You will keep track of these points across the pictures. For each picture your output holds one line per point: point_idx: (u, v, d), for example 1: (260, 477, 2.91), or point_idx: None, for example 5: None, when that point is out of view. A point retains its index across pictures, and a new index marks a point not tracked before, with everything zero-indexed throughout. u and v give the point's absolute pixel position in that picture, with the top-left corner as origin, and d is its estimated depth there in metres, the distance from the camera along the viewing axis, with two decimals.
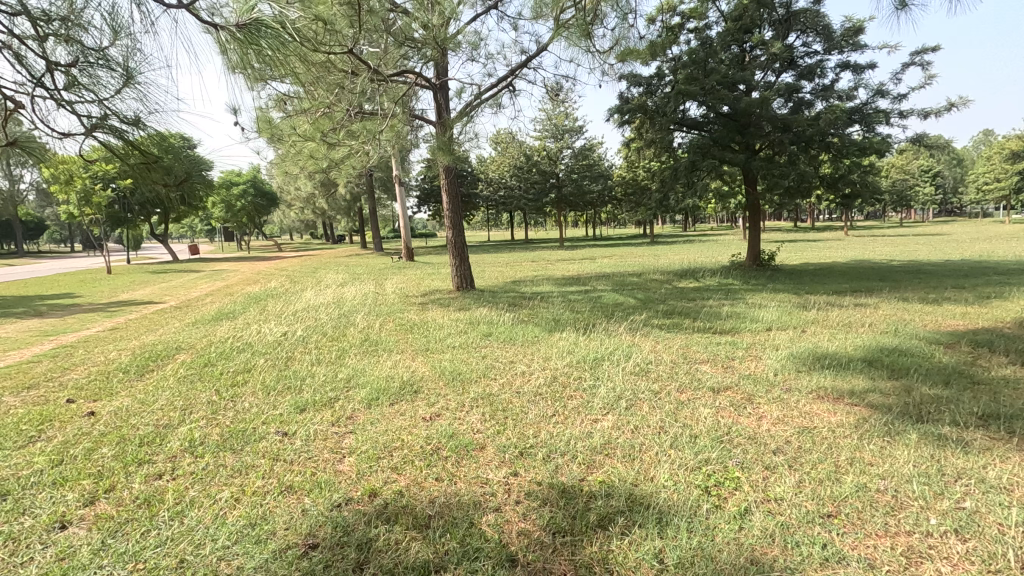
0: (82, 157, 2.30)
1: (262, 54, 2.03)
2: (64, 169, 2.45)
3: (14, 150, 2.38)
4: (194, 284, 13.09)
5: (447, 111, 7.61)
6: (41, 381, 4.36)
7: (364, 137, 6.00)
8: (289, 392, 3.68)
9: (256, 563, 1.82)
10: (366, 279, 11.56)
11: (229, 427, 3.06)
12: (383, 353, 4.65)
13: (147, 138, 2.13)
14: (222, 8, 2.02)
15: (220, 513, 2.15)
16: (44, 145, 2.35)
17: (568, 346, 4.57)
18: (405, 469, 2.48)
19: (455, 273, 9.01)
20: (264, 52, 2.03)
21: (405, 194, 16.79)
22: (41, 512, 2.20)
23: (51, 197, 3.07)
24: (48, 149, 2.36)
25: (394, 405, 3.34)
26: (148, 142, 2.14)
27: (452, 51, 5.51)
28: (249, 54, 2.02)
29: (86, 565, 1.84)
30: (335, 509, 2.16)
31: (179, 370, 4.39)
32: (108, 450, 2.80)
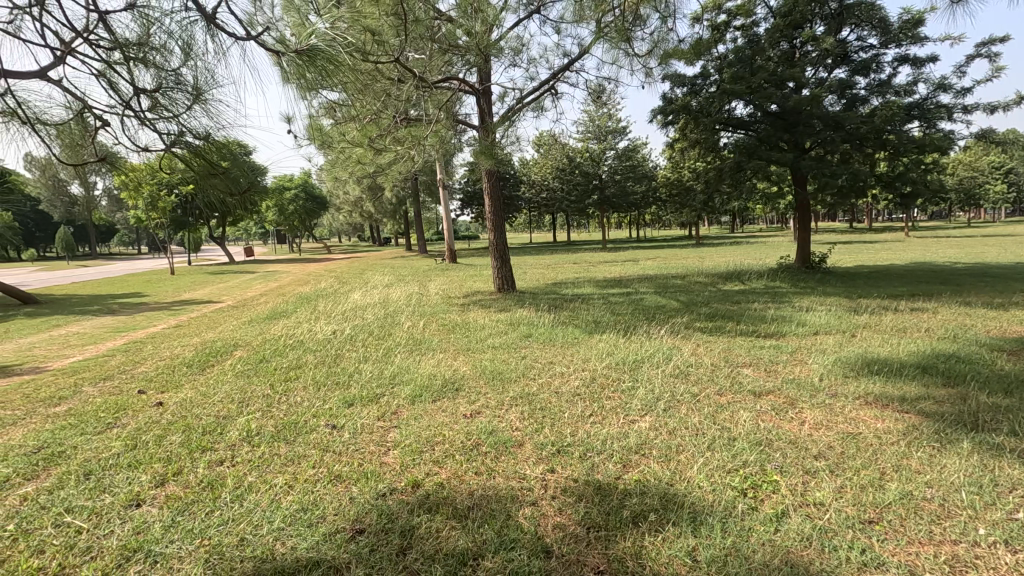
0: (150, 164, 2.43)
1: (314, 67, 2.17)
2: (134, 176, 2.62)
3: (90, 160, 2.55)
4: (250, 285, 13.74)
5: (490, 116, 7.74)
6: (114, 373, 4.73)
7: (409, 142, 6.19)
8: (338, 387, 3.87)
9: (307, 544, 1.96)
10: (411, 280, 11.86)
11: (283, 420, 3.25)
12: (426, 351, 4.80)
13: (210, 146, 2.23)
14: (276, 22, 2.16)
15: (276, 498, 2.31)
16: (118, 155, 2.51)
17: (607, 347, 4.59)
18: (446, 463, 2.58)
19: (497, 275, 9.13)
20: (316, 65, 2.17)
21: (449, 198, 17.08)
22: (119, 490, 2.42)
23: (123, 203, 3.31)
24: (121, 158, 2.53)
25: (437, 402, 3.47)
26: (211, 150, 2.23)
27: (494, 57, 5.63)
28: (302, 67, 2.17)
29: (158, 539, 2.03)
30: (381, 497, 2.29)
31: (236, 365, 4.67)
32: (175, 437, 3.04)
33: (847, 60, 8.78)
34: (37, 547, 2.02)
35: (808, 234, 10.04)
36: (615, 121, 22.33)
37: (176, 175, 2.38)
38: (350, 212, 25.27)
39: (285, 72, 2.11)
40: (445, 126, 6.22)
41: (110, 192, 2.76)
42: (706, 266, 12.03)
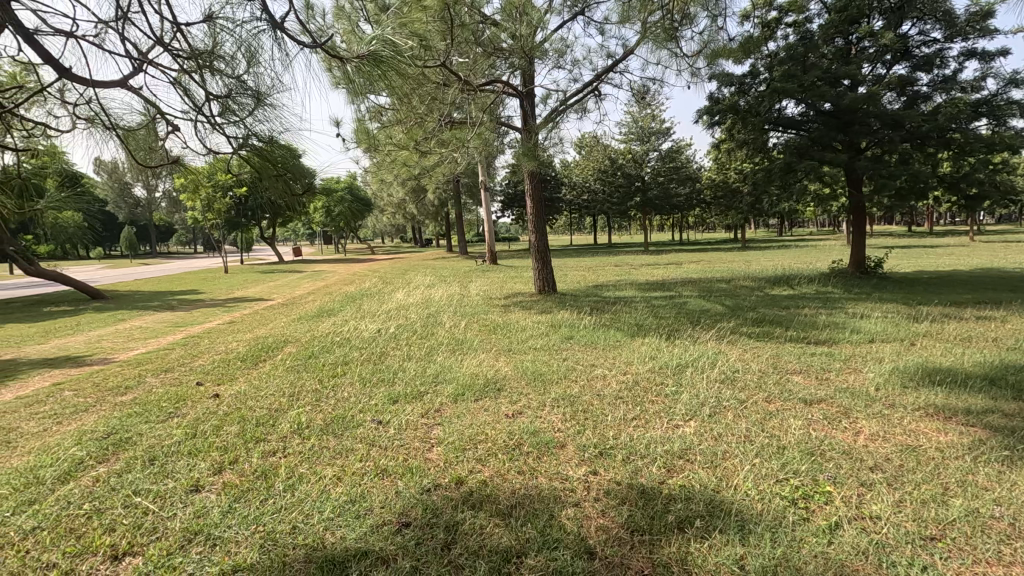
0: (206, 166, 2.49)
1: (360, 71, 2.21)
2: (193, 179, 2.71)
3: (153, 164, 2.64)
4: (298, 284, 14.24)
5: (533, 118, 7.76)
6: (175, 365, 5.00)
7: (453, 145, 6.28)
8: (383, 384, 3.97)
9: (356, 535, 2.02)
10: (452, 280, 11.99)
11: (331, 414, 3.36)
12: (468, 351, 4.86)
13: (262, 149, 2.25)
14: (328, 29, 2.20)
15: (325, 489, 2.39)
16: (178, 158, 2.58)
17: (650, 351, 4.54)
18: (489, 461, 2.61)
19: (537, 276, 9.13)
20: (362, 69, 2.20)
21: (490, 200, 17.22)
22: (180, 476, 2.56)
23: (183, 205, 3.46)
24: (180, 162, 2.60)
25: (479, 401, 3.51)
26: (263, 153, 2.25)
27: (539, 58, 5.64)
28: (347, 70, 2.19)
29: (217, 523, 2.13)
30: (426, 492, 2.33)
31: (287, 360, 4.85)
32: (231, 427, 3.19)
33: (908, 56, 8.38)
34: (108, 525, 2.15)
35: (863, 237, 9.62)
36: (659, 121, 21.94)
37: (231, 178, 2.42)
38: (393, 214, 25.78)
39: (336, 78, 2.14)
40: (489, 128, 6.27)
41: (170, 193, 2.88)
42: (752, 270, 11.70)
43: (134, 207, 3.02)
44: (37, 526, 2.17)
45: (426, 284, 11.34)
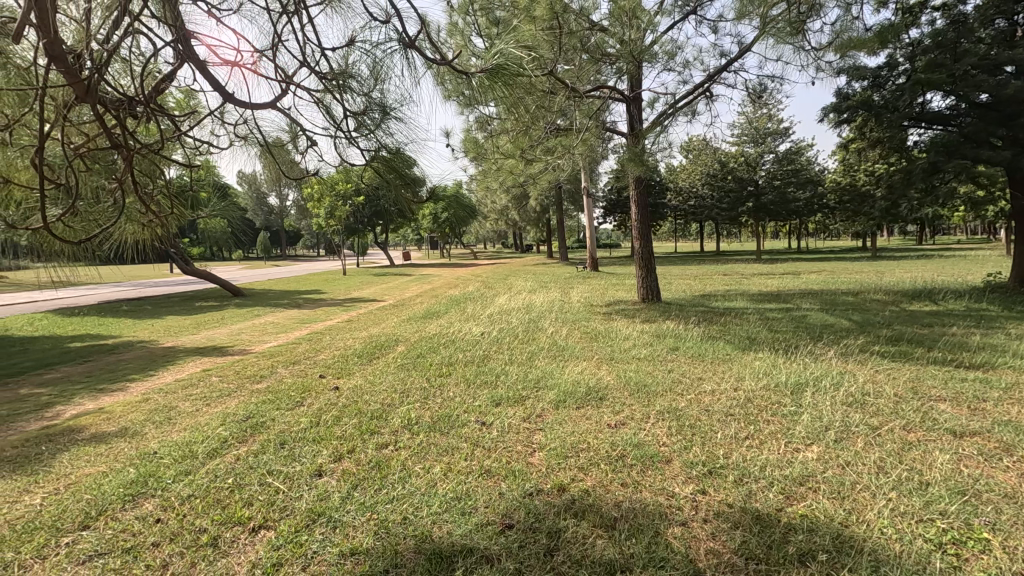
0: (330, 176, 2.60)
1: (468, 84, 2.23)
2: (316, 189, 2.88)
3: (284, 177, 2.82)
4: (407, 286, 15.05)
5: (640, 122, 7.59)
6: (302, 358, 5.50)
7: (559, 152, 6.30)
8: (486, 386, 4.07)
9: (462, 531, 2.08)
10: (553, 286, 12.05)
11: (438, 412, 3.50)
12: (569, 358, 4.85)
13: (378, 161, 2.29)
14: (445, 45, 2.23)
15: (433, 484, 2.50)
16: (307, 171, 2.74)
17: (765, 367, 4.25)
18: (591, 470, 2.58)
19: (640, 284, 8.91)
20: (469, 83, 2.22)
21: (592, 205, 17.12)
22: (306, 460, 2.80)
23: (308, 210, 3.77)
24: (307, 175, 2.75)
25: (580, 409, 3.48)
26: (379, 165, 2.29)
27: (647, 62, 5.51)
28: (459, 83, 2.22)
29: (337, 508, 2.30)
30: (528, 496, 2.36)
31: (398, 358, 5.14)
32: (349, 419, 3.43)
33: None
34: (247, 499, 2.41)
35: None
36: (777, 121, 20.47)
37: (350, 186, 2.53)
38: (496, 220, 26.43)
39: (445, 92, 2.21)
40: (594, 134, 6.21)
41: (300, 201, 3.11)
42: (885, 282, 10.56)
43: (270, 213, 3.33)
44: (192, 494, 2.48)
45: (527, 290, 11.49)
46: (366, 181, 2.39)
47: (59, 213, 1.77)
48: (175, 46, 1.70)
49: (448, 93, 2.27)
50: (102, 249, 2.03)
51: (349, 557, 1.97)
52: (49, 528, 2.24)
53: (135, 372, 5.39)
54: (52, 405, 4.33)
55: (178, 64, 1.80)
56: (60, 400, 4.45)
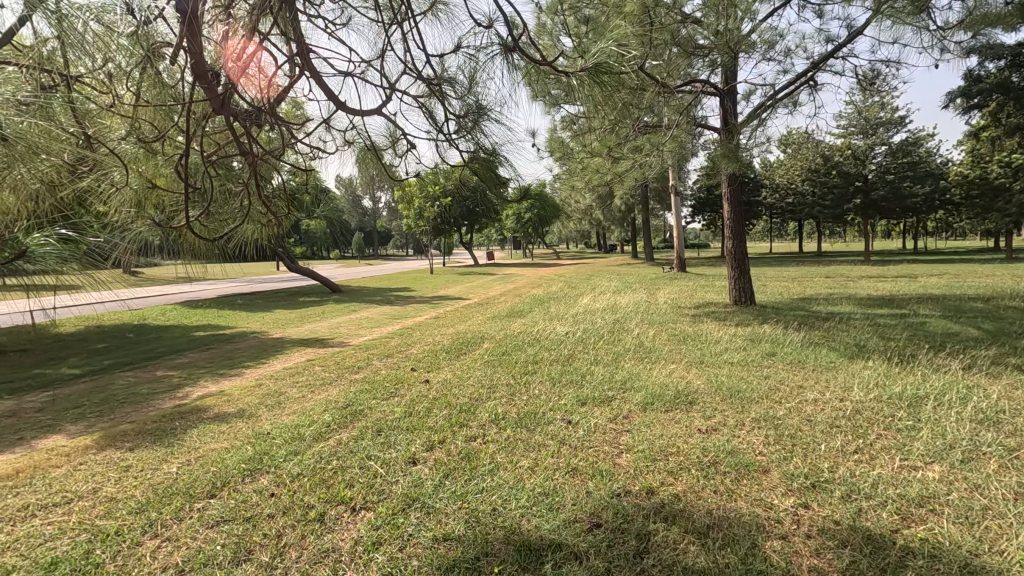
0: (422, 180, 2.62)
1: (557, 82, 2.15)
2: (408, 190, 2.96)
3: (378, 180, 2.89)
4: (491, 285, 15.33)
5: (734, 116, 7.24)
6: (394, 352, 5.78)
7: (647, 150, 6.16)
8: (571, 385, 4.07)
9: (550, 526, 2.11)
10: (639, 287, 11.77)
11: (524, 409, 3.55)
12: (657, 360, 4.72)
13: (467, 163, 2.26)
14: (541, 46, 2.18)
15: (520, 478, 2.55)
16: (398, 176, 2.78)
17: (875, 376, 3.91)
18: (681, 475, 2.51)
19: (732, 286, 8.51)
20: (558, 80, 2.14)
21: (679, 204, 16.50)
22: (400, 448, 2.95)
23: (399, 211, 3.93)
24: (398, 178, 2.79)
25: (668, 412, 3.39)
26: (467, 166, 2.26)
27: (744, 52, 5.24)
28: (548, 82, 2.15)
29: (430, 494, 2.41)
30: (615, 496, 2.34)
31: (484, 355, 5.26)
32: (440, 411, 3.57)
33: None
34: (349, 480, 2.58)
35: None
36: (892, 109, 18.62)
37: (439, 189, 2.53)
38: (579, 220, 26.25)
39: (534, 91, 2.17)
40: (685, 130, 6.00)
41: (391, 204, 3.20)
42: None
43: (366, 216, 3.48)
44: (301, 472, 2.69)
45: (612, 290, 11.31)
46: (455, 183, 2.42)
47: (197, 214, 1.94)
48: (290, 55, 1.79)
49: (535, 94, 2.21)
50: (228, 249, 2.18)
51: (443, 542, 2.06)
52: (183, 494, 2.52)
53: (249, 360, 5.94)
54: (182, 386, 4.86)
55: (295, 76, 1.90)
56: (189, 382, 4.99)
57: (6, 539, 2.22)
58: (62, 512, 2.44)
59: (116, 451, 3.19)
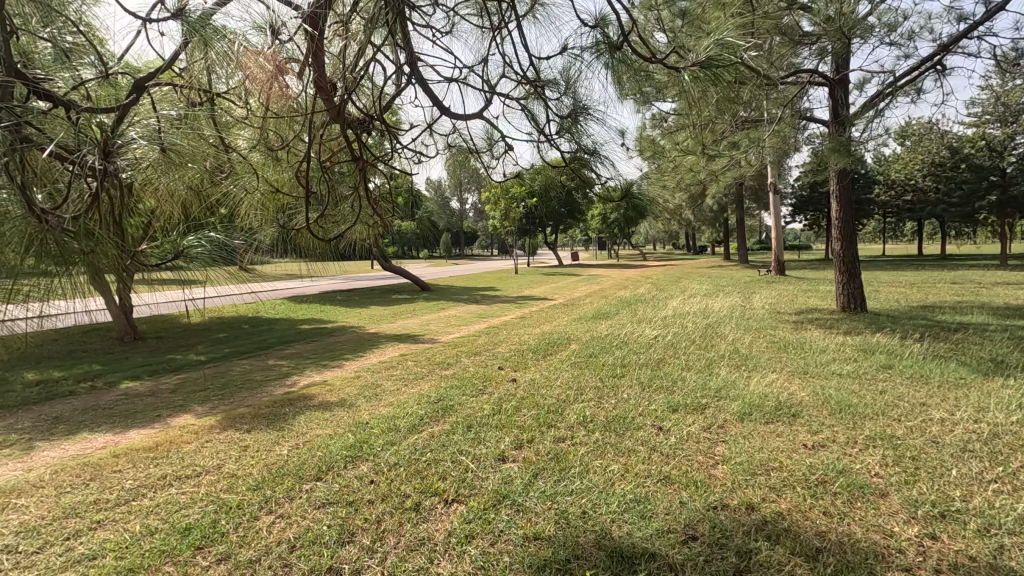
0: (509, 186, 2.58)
1: (650, 79, 2.04)
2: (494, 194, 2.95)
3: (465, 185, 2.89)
4: (575, 286, 15.25)
5: (845, 107, 6.68)
6: (482, 350, 5.91)
7: (746, 146, 5.84)
8: (662, 390, 3.95)
9: (643, 535, 2.06)
10: (732, 291, 11.23)
11: (613, 412, 3.49)
12: (755, 368, 4.46)
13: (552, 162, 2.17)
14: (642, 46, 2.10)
15: (610, 482, 2.51)
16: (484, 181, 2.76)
17: (1017, 397, 3.44)
18: (785, 492, 2.35)
19: (840, 291, 7.87)
20: (651, 76, 2.03)
21: (778, 203, 15.48)
22: (490, 445, 3.00)
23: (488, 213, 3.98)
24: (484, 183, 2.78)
25: (769, 424, 3.19)
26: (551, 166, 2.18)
27: (860, 38, 4.81)
28: (641, 80, 2.05)
29: (520, 492, 2.44)
30: (712, 509, 2.23)
31: (570, 356, 5.24)
32: (528, 410, 3.60)
33: None
34: (442, 473, 2.67)
35: None
36: None
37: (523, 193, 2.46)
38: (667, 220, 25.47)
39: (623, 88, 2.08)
40: (789, 124, 5.62)
41: (476, 206, 3.20)
42: None
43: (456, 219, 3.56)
44: (397, 462, 2.82)
45: (703, 293, 10.85)
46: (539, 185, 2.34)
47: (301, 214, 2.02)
48: (399, 63, 1.85)
49: (637, 90, 2.08)
50: (337, 248, 2.31)
51: (533, 541, 2.07)
52: (294, 475, 2.72)
53: (348, 352, 6.32)
54: (290, 374, 5.27)
55: (404, 86, 1.96)
56: (296, 371, 5.40)
57: (149, 504, 2.52)
58: (193, 484, 2.73)
59: (236, 431, 3.51)
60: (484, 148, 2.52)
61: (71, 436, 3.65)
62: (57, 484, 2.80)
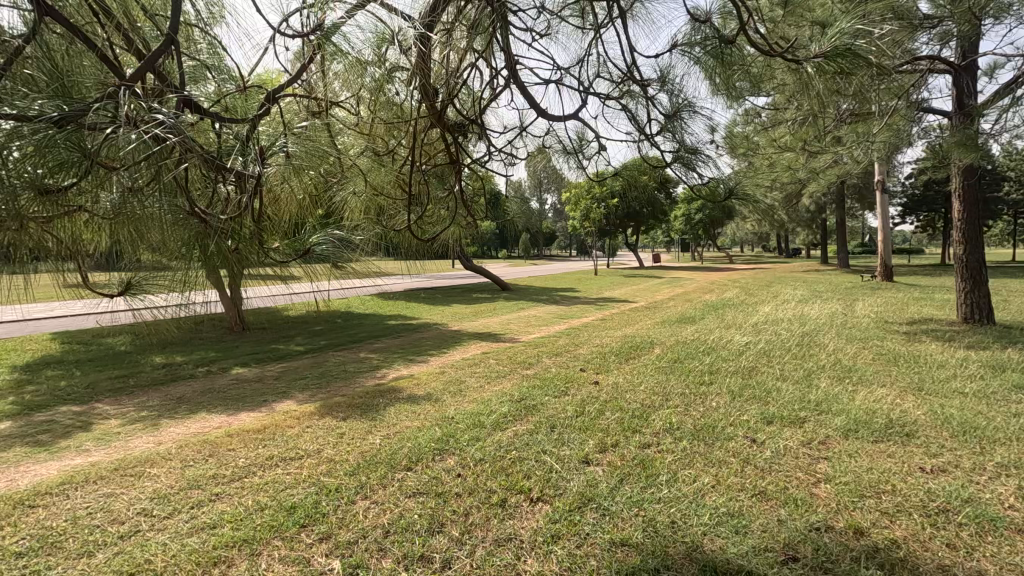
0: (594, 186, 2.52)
1: (748, 73, 1.91)
2: (576, 192, 2.91)
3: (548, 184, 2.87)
4: (657, 289, 14.84)
5: (973, 96, 6.00)
6: (563, 351, 5.89)
7: (852, 142, 5.41)
8: (755, 401, 3.75)
9: (737, 551, 1.96)
10: (833, 297, 10.43)
11: (702, 421, 3.36)
12: (861, 382, 4.12)
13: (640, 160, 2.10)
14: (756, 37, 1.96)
15: (700, 493, 2.42)
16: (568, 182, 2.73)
17: None
18: (900, 518, 2.16)
19: (962, 301, 7.09)
20: (750, 71, 1.90)
21: (887, 203, 14.21)
22: (575, 447, 2.99)
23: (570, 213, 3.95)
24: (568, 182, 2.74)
25: (879, 443, 2.94)
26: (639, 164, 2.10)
27: (994, 18, 4.30)
28: (742, 76, 1.92)
29: (605, 496, 2.41)
30: (815, 531, 2.09)
31: (655, 361, 5.10)
32: (612, 414, 3.55)
33: None
34: (527, 472, 2.70)
35: None
36: None
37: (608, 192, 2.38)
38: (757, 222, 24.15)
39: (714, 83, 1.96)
40: (904, 117, 5.13)
41: (556, 205, 3.18)
42: None
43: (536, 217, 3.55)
44: (483, 458, 2.88)
45: (799, 299, 10.17)
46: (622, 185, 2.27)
47: (394, 213, 2.10)
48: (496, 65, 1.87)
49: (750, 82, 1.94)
50: (430, 248, 2.37)
51: (620, 546, 2.04)
52: (386, 464, 2.86)
53: (433, 349, 6.53)
54: (379, 367, 5.53)
55: (502, 89, 1.98)
56: (385, 364, 5.66)
57: (259, 481, 2.74)
58: (296, 465, 2.94)
59: (333, 419, 3.74)
60: (573, 148, 2.49)
61: (192, 414, 4.06)
62: (182, 457, 3.12)
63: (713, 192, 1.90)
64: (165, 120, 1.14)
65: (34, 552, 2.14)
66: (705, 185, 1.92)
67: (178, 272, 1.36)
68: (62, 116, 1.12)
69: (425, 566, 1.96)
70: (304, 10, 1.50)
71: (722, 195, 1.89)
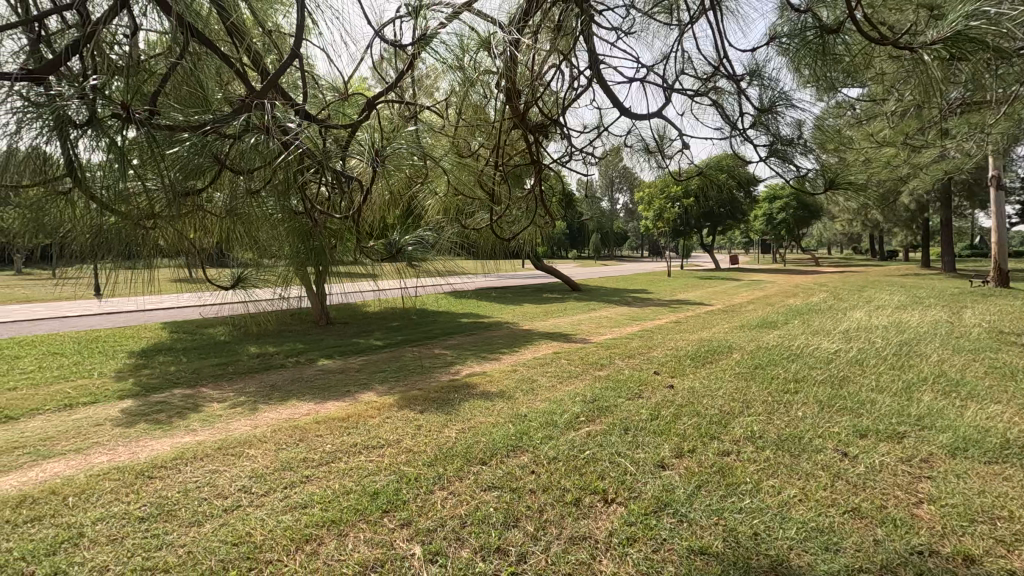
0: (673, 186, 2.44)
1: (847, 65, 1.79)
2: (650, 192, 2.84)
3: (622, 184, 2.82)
4: (736, 291, 14.22)
5: None
6: (636, 353, 5.79)
7: (963, 133, 4.94)
8: (846, 412, 3.51)
9: (828, 569, 1.86)
10: (937, 303, 9.55)
11: (787, 430, 3.20)
12: (971, 397, 3.76)
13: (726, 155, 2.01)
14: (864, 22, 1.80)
15: (785, 505, 2.31)
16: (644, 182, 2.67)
17: None
18: (1019, 549, 1.95)
19: None
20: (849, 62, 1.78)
21: (1003, 201, 12.82)
22: (650, 450, 2.94)
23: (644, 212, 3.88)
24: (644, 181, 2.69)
25: (993, 465, 2.67)
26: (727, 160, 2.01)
27: None
28: (840, 68, 1.80)
29: (683, 502, 2.35)
30: (917, 555, 1.94)
31: (734, 366, 4.90)
32: (688, 419, 3.45)
33: None
34: (601, 473, 2.68)
35: None
36: None
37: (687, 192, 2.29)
38: None
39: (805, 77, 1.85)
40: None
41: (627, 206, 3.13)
42: None
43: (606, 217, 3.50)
44: (556, 456, 2.90)
45: (897, 305, 9.39)
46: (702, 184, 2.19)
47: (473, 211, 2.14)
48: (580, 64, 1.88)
49: (853, 70, 1.81)
50: (506, 247, 2.39)
51: (700, 555, 1.99)
52: (462, 457, 2.93)
53: (505, 347, 6.61)
54: (453, 363, 5.68)
55: (584, 88, 1.99)
56: (458, 361, 5.80)
57: (345, 466, 2.90)
58: (378, 453, 3.08)
59: (410, 411, 3.88)
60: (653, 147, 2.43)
61: (284, 401, 4.36)
62: (276, 441, 3.36)
63: (810, 186, 1.78)
64: (295, 130, 1.24)
65: (154, 518, 2.39)
66: (801, 178, 1.80)
67: (266, 267, 1.58)
68: (208, 127, 1.22)
69: (502, 559, 2.00)
70: (401, 18, 1.57)
71: (822, 188, 1.76)
